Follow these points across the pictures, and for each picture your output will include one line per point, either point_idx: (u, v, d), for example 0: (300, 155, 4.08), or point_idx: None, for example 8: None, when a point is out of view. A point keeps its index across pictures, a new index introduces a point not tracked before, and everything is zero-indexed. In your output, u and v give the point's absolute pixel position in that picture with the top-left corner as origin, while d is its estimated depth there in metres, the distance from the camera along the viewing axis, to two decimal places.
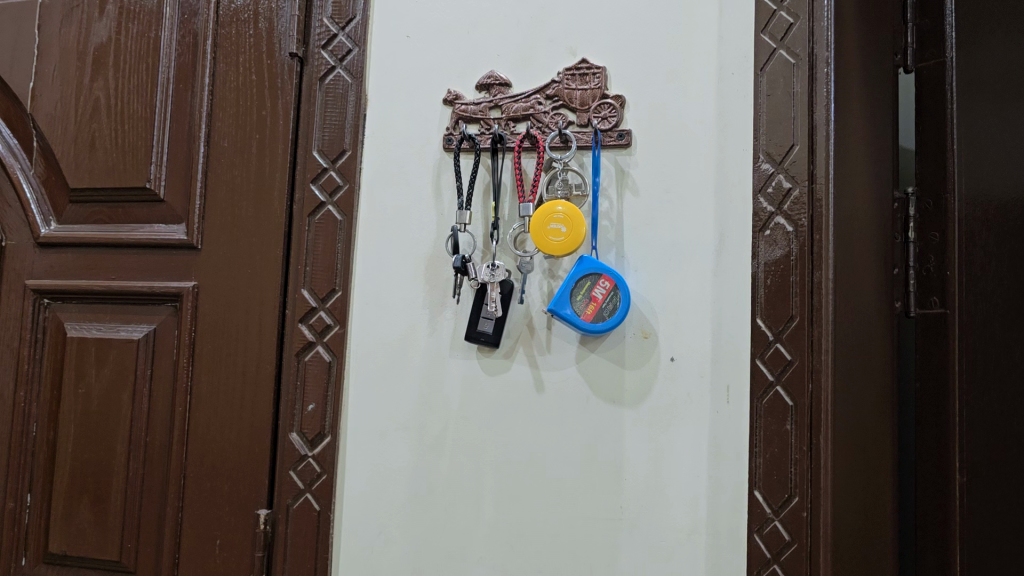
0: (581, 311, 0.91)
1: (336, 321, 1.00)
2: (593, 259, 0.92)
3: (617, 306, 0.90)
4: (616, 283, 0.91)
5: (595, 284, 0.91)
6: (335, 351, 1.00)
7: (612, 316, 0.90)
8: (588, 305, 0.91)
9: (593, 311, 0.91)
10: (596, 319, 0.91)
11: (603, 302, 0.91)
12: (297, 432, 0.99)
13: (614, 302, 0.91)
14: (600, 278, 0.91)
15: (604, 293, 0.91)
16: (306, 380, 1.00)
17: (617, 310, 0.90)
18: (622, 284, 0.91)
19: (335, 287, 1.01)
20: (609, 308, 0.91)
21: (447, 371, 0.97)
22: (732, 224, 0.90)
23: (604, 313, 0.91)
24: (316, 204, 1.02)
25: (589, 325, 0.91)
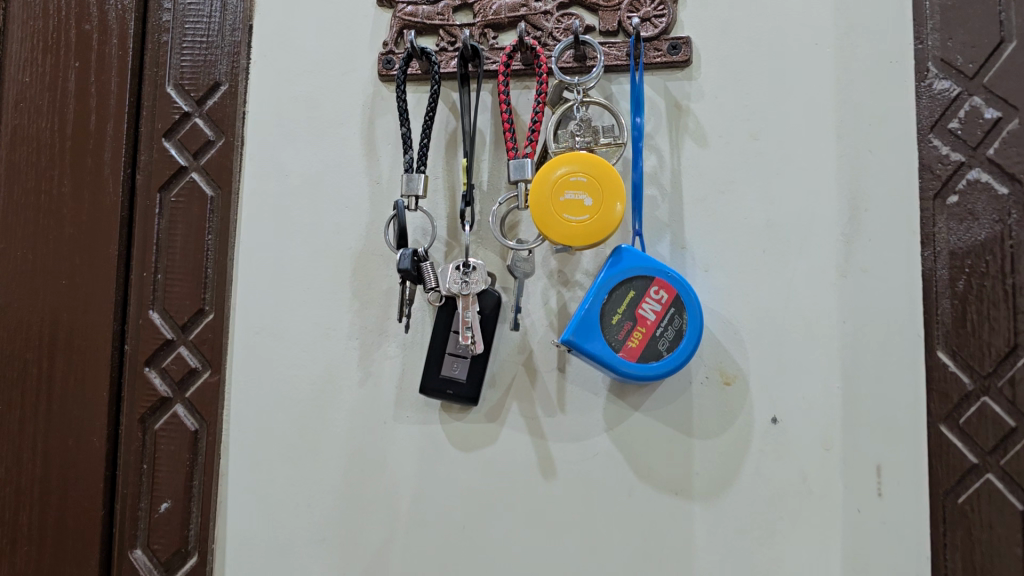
0: (616, 342, 0.52)
1: (205, 362, 0.60)
2: (638, 251, 0.53)
3: (679, 337, 0.52)
4: (682, 296, 0.52)
5: (643, 295, 0.52)
6: (202, 414, 0.60)
7: (673, 353, 0.52)
8: (631, 333, 0.52)
9: (638, 344, 0.52)
10: (644, 357, 0.52)
11: (656, 329, 0.52)
12: (144, 549, 0.60)
13: (677, 330, 0.52)
14: (651, 284, 0.52)
15: (659, 311, 0.52)
16: (156, 461, 0.60)
17: (682, 344, 0.52)
18: (689, 298, 0.52)
19: (204, 307, 0.61)
20: (666, 340, 0.52)
21: (391, 443, 0.58)
22: (874, 188, 0.53)
23: (657, 349, 0.52)
24: (172, 171, 0.62)
25: (633, 367, 0.51)
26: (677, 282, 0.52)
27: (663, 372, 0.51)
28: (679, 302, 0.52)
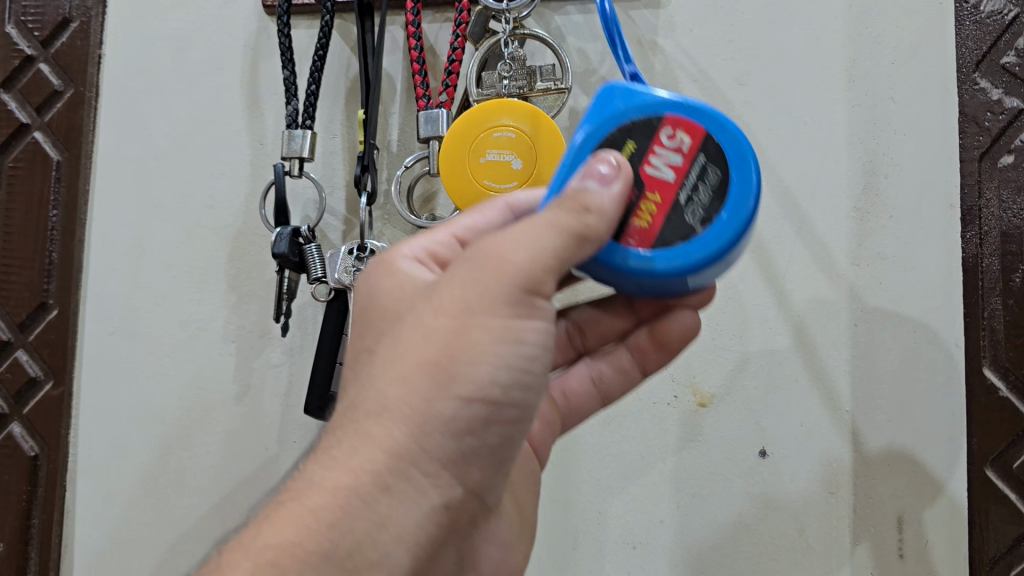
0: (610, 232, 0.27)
1: (48, 371, 0.48)
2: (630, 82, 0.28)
3: (721, 201, 0.26)
4: (720, 133, 0.27)
5: (646, 142, 0.27)
6: (43, 435, 0.48)
7: (711, 235, 0.26)
8: (636, 210, 0.27)
9: (652, 226, 0.27)
10: (662, 249, 0.26)
11: (678, 194, 0.27)
12: None
13: (718, 189, 0.27)
14: (656, 122, 0.27)
15: (679, 160, 0.27)
16: None
17: (727, 213, 0.26)
18: (731, 136, 0.27)
19: (46, 301, 0.48)
20: (699, 210, 0.27)
21: (273, 476, 0.46)
22: (898, 147, 0.40)
23: (681, 229, 0.27)
24: (9, 130, 0.49)
25: (636, 260, 0.26)
26: (705, 113, 0.27)
27: (697, 268, 0.26)
28: (712, 144, 0.27)
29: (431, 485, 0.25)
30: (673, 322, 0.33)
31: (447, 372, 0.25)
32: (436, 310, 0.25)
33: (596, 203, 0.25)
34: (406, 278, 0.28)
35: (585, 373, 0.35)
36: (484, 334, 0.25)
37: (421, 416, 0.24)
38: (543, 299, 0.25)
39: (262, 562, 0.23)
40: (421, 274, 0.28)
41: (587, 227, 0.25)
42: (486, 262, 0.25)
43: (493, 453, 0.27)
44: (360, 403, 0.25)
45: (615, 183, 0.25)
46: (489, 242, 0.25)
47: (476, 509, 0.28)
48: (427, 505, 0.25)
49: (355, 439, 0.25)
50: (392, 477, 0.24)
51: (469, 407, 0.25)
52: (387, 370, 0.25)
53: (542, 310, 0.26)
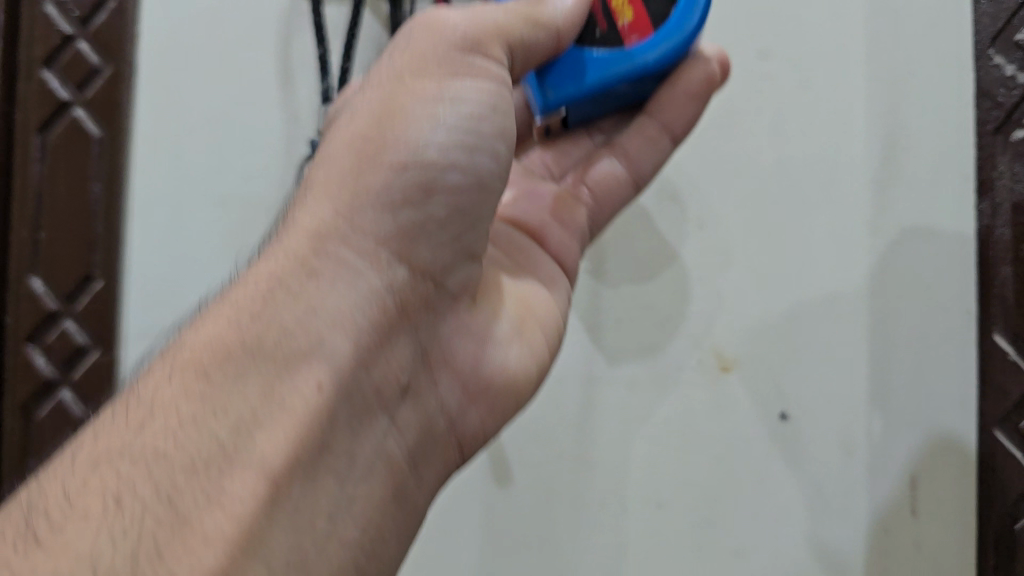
0: (608, 36, 0.30)
1: (94, 340, 0.50)
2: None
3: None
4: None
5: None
6: (92, 400, 0.50)
7: None
8: (613, 10, 0.30)
9: (636, 9, 0.29)
10: (659, 22, 0.29)
11: None
12: None
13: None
14: None
15: None
16: (40, 456, 0.50)
17: None
18: None
19: (91, 273, 0.50)
20: None
21: None
22: (917, 122, 0.41)
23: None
24: (52, 109, 0.49)
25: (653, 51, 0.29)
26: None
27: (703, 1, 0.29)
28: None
29: (365, 277, 0.25)
30: (663, 96, 0.34)
31: (376, 144, 0.26)
32: (370, 93, 0.27)
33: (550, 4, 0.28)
34: (363, 97, 0.28)
35: (611, 158, 0.37)
36: (414, 93, 0.26)
37: (337, 226, 0.25)
38: (495, 55, 0.27)
39: (185, 372, 0.23)
40: (376, 89, 0.27)
41: (545, 12, 0.28)
42: (421, 52, 0.27)
43: (444, 227, 0.27)
44: (295, 215, 0.26)
45: None
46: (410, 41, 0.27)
47: (423, 312, 0.27)
48: (365, 291, 0.25)
49: (274, 248, 0.26)
50: (318, 259, 0.25)
51: (404, 177, 0.26)
52: (316, 192, 0.26)
53: (493, 68, 0.27)
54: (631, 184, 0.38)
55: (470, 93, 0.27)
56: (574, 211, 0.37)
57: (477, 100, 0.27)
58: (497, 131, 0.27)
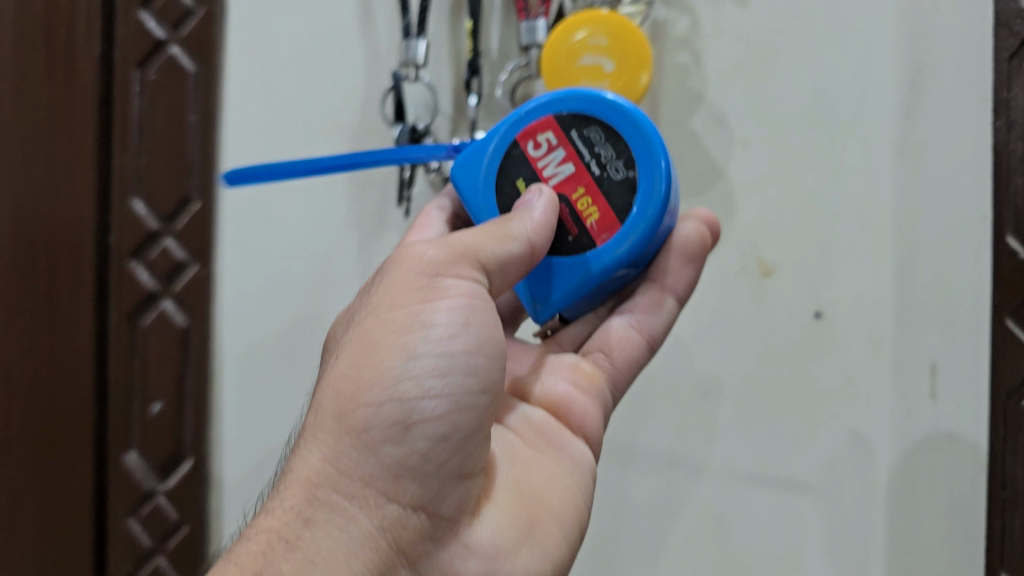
0: (582, 238, 0.36)
1: (193, 257, 0.56)
2: (467, 150, 0.37)
3: (620, 134, 0.35)
4: (563, 111, 0.36)
5: (525, 168, 0.36)
6: (193, 309, 0.56)
7: (642, 162, 0.35)
8: (582, 214, 0.35)
9: (601, 211, 0.35)
10: (623, 218, 0.35)
11: (589, 163, 0.36)
12: (137, 452, 0.56)
13: (607, 138, 0.36)
14: (520, 156, 0.36)
15: (558, 153, 0.36)
16: (147, 359, 0.56)
17: (636, 198, 0.35)
18: (573, 97, 0.36)
19: (188, 196, 0.56)
20: (615, 166, 0.35)
21: None
22: (941, 50, 0.46)
23: (624, 185, 0.35)
24: (151, 46, 0.55)
25: (621, 246, 0.35)
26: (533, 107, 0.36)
27: (658, 197, 0.34)
28: (562, 111, 0.36)
29: (358, 517, 0.27)
30: (659, 257, 0.40)
31: (355, 385, 0.28)
32: (355, 331, 0.30)
33: (518, 218, 0.33)
34: (351, 339, 0.30)
35: (623, 322, 0.41)
36: (390, 328, 0.29)
37: (325, 475, 0.27)
38: (464, 272, 0.31)
39: None
40: (354, 339, 0.30)
41: (513, 226, 0.33)
42: (393, 289, 0.30)
43: (438, 456, 0.28)
44: (289, 467, 0.28)
45: (540, 204, 0.34)
46: (386, 281, 0.31)
47: (421, 548, 0.28)
48: (357, 532, 0.27)
49: (284, 480, 0.28)
50: (313, 508, 0.27)
51: (387, 415, 0.28)
52: (305, 452, 0.28)
53: (463, 274, 0.31)
54: (644, 346, 0.41)
55: (447, 319, 0.30)
56: (595, 377, 0.41)
57: (452, 324, 0.30)
58: (475, 342, 0.30)
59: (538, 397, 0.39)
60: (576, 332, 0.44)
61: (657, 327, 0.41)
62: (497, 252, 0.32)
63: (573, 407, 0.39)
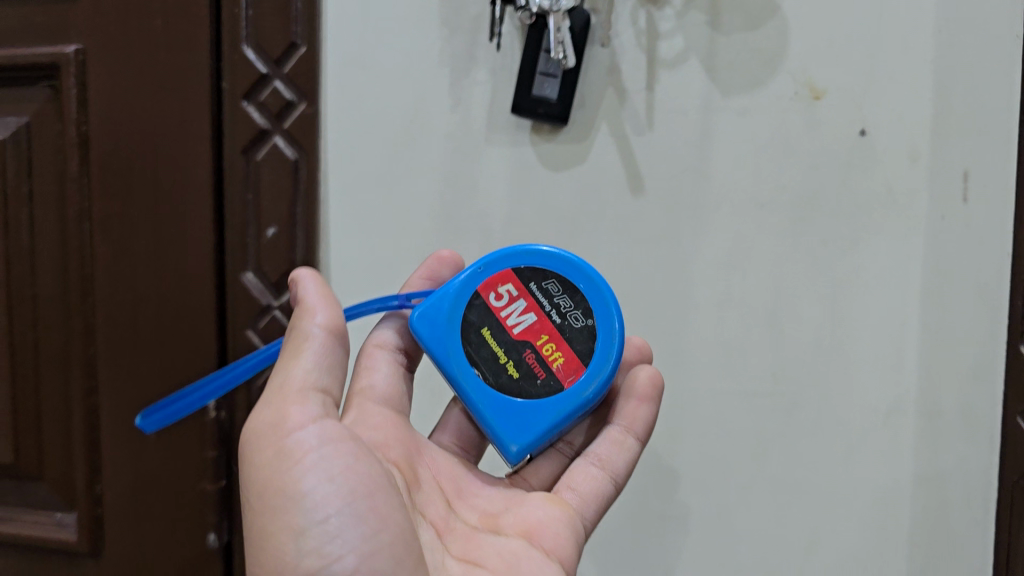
0: (550, 380, 0.46)
1: (301, 95, 0.62)
2: (421, 307, 0.47)
3: (575, 287, 0.48)
4: (518, 269, 0.48)
5: (492, 316, 0.47)
6: (302, 144, 0.62)
7: (598, 313, 0.48)
8: (550, 358, 0.47)
9: (565, 356, 0.47)
10: (585, 359, 0.47)
11: (555, 308, 0.48)
12: (254, 270, 0.64)
13: (563, 290, 0.48)
14: (483, 302, 0.47)
15: (523, 311, 0.47)
16: (260, 190, 0.63)
17: (596, 311, 0.48)
18: (531, 254, 0.48)
19: (296, 41, 0.61)
20: (574, 313, 0.48)
21: (482, 168, 0.60)
22: None
23: (583, 330, 0.47)
24: None
25: (588, 378, 0.46)
26: (493, 263, 0.48)
27: (616, 341, 0.47)
28: (522, 266, 0.48)
29: None
30: (622, 401, 0.51)
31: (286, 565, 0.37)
32: (254, 517, 0.38)
33: (306, 328, 0.41)
34: (257, 519, 0.38)
35: (586, 463, 0.49)
36: (287, 513, 0.37)
37: None
38: (301, 411, 0.39)
39: None
40: (258, 531, 0.38)
41: (308, 340, 0.41)
42: (266, 474, 0.38)
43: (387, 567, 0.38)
44: None
45: (313, 295, 0.42)
46: (250, 476, 0.39)
47: None
48: None
49: None
50: None
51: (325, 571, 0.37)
52: None
53: (303, 423, 0.39)
54: (607, 479, 0.48)
55: (316, 478, 0.38)
56: (564, 503, 0.47)
57: (325, 484, 0.38)
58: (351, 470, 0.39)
59: (510, 526, 0.45)
60: (544, 469, 0.53)
61: (619, 462, 0.49)
62: (302, 368, 0.41)
63: (544, 527, 0.45)
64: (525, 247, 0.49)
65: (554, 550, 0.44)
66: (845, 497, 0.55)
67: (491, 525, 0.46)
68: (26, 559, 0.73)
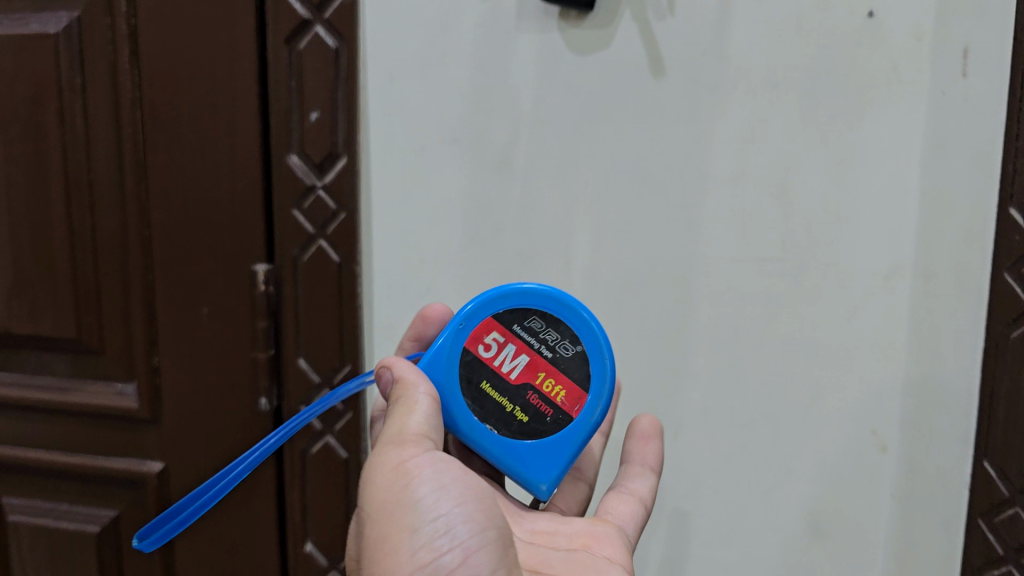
0: (558, 414, 0.51)
1: None
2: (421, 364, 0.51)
3: (556, 318, 0.52)
4: (497, 313, 0.52)
5: (487, 368, 0.51)
6: (341, 32, 0.65)
7: (583, 335, 0.52)
8: (552, 393, 0.51)
9: (567, 389, 0.51)
10: (582, 385, 0.52)
11: (544, 344, 0.52)
12: (299, 154, 0.68)
13: (546, 324, 0.52)
14: (474, 355, 0.51)
15: (514, 354, 0.51)
16: (303, 76, 0.66)
17: (582, 336, 0.52)
18: (514, 292, 0.52)
19: None
20: (563, 343, 0.52)
21: (513, 54, 0.63)
22: None
23: (575, 358, 0.52)
24: None
25: (595, 403, 0.51)
26: (472, 315, 0.51)
27: (609, 360, 0.52)
28: (501, 311, 0.52)
29: None
30: (632, 445, 0.59)
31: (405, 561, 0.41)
32: (374, 532, 0.43)
33: (412, 391, 0.48)
34: (376, 532, 0.43)
35: (620, 493, 0.57)
36: (408, 516, 0.42)
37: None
38: (412, 442, 0.45)
39: None
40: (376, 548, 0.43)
41: (421, 396, 0.47)
42: (383, 491, 0.44)
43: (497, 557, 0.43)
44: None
45: (414, 374, 0.49)
46: (371, 494, 0.44)
47: None
48: None
49: None
50: None
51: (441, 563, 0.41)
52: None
53: (414, 448, 0.45)
54: (636, 501, 0.56)
55: (428, 487, 0.43)
56: (608, 521, 0.53)
57: (434, 491, 0.43)
58: (457, 482, 0.44)
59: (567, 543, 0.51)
60: (570, 498, 0.60)
61: (644, 489, 0.57)
62: (416, 415, 0.46)
63: (599, 541, 0.51)
64: (503, 288, 0.52)
65: (613, 556, 0.50)
66: (845, 355, 0.61)
67: (549, 543, 0.51)
68: (90, 427, 0.79)
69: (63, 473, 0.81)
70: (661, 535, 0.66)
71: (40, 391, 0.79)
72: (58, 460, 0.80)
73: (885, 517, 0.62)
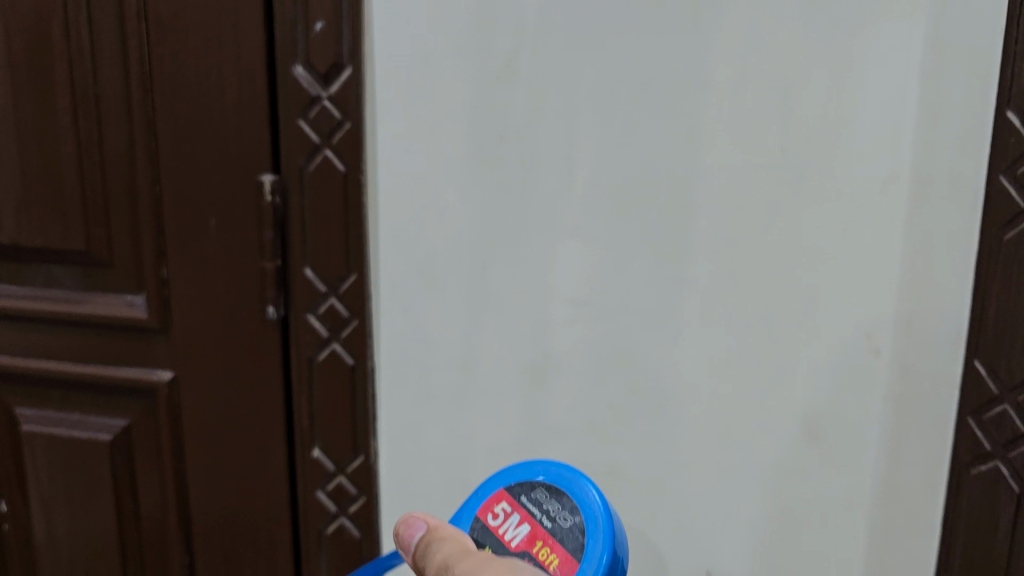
0: None
1: None
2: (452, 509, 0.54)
3: (560, 489, 0.51)
4: (510, 485, 0.53)
5: (491, 535, 0.52)
6: None
7: (582, 504, 0.50)
8: (545, 560, 0.49)
9: (560, 555, 0.49)
10: (577, 553, 0.49)
11: (545, 515, 0.51)
12: (303, 65, 0.68)
13: (553, 496, 0.51)
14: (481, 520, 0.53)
15: (514, 525, 0.51)
16: None
17: (579, 498, 0.50)
18: (529, 466, 0.53)
19: None
20: (564, 511, 0.50)
21: None
22: None
23: (574, 528, 0.50)
24: None
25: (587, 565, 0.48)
26: (490, 488, 0.54)
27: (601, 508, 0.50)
28: (514, 484, 0.53)
29: None
30: None
31: None
32: None
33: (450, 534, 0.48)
34: None
35: None
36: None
37: None
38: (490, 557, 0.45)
39: None
40: None
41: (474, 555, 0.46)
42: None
43: None
44: None
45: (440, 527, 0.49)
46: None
47: None
48: None
49: None
50: None
51: None
52: None
53: None
54: None
55: None
56: None
57: None
58: None
59: None
60: None
61: None
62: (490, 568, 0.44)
63: None
64: (521, 465, 0.54)
65: None
66: (842, 259, 0.62)
67: None
68: (100, 339, 0.81)
69: (75, 384, 0.82)
70: (661, 438, 0.68)
71: (50, 303, 0.81)
72: (70, 370, 0.82)
73: (878, 418, 0.64)
